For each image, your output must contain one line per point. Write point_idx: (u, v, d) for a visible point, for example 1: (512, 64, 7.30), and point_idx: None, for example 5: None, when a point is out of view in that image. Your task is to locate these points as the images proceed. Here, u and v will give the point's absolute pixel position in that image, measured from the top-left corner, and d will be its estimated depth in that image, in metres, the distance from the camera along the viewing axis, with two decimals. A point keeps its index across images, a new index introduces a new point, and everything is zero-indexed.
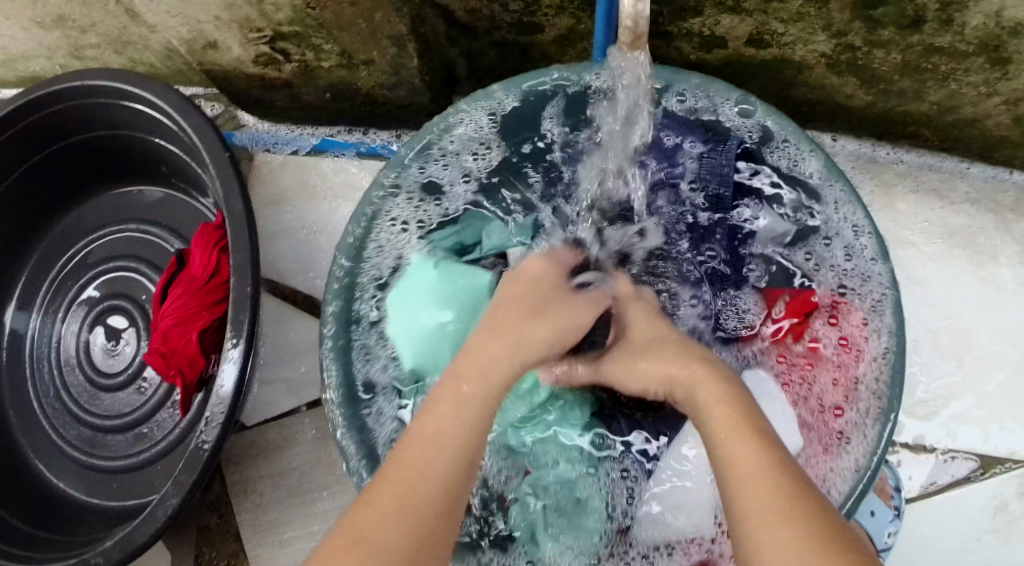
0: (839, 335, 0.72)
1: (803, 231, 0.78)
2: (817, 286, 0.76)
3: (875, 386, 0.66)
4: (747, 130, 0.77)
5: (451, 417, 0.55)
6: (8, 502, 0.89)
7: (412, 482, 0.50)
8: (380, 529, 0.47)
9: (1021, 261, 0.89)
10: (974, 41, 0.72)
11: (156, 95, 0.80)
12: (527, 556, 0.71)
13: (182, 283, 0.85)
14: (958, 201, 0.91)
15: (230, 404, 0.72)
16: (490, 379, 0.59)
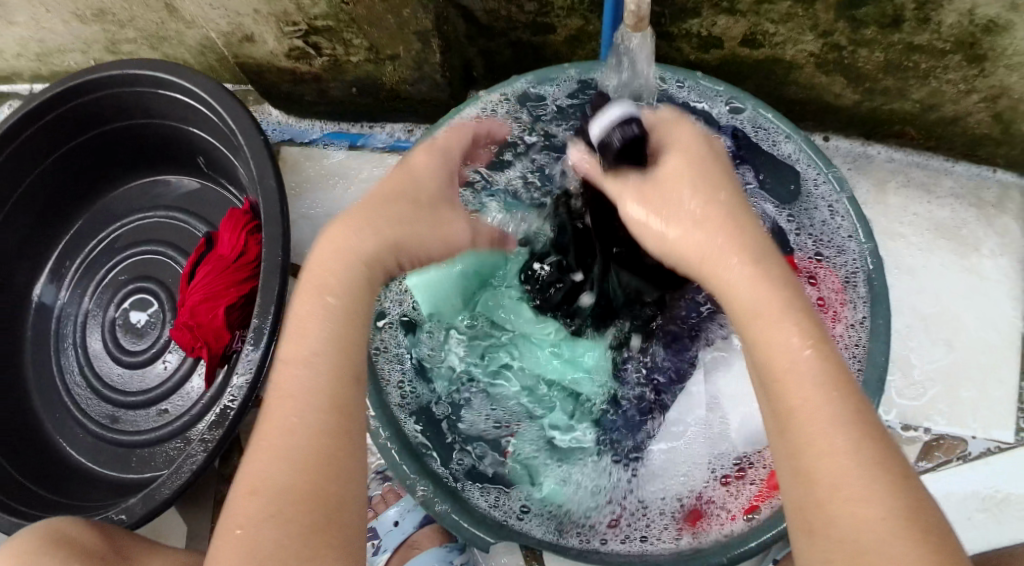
0: (817, 296, 0.81)
1: (786, 199, 0.85)
2: (796, 249, 0.84)
3: (853, 345, 0.76)
4: (738, 121, 0.84)
5: (314, 338, 0.49)
6: (32, 470, 0.93)
7: (292, 412, 0.47)
8: (269, 471, 0.46)
9: (1004, 253, 0.95)
10: (950, 39, 0.78)
11: (196, 84, 0.87)
12: (525, 500, 0.77)
13: (211, 262, 0.90)
14: (944, 196, 0.97)
15: (252, 375, 0.76)
16: (349, 285, 0.51)
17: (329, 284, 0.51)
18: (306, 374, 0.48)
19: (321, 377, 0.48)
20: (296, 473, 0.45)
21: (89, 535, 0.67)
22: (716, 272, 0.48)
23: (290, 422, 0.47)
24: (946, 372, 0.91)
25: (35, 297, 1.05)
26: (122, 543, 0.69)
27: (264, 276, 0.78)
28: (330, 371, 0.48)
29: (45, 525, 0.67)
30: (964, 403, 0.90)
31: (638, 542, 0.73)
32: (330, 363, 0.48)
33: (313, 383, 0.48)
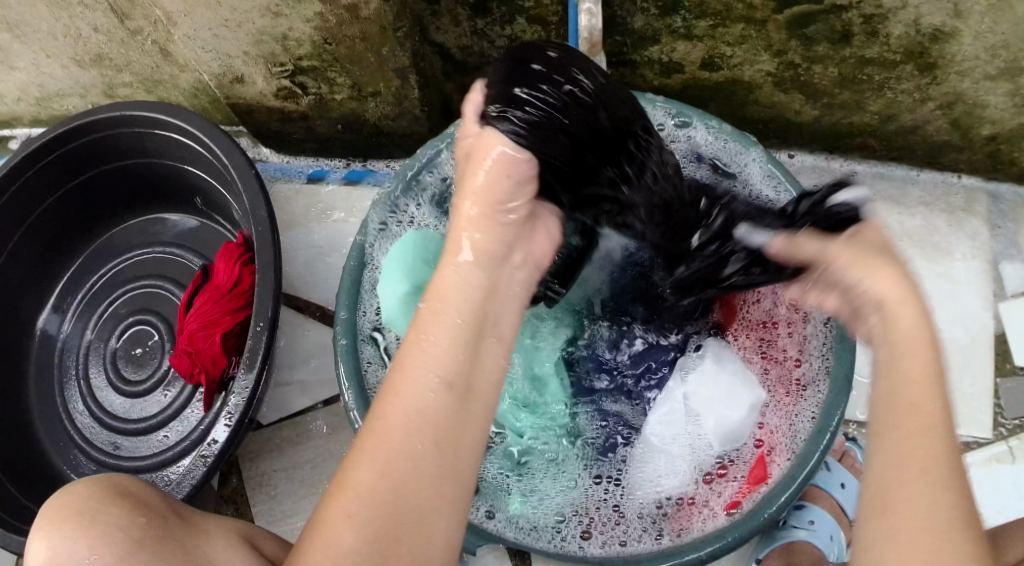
0: None
1: None
2: None
3: (823, 342, 0.79)
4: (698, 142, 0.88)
5: (404, 409, 0.52)
6: (38, 496, 0.98)
7: (380, 472, 0.50)
8: (344, 523, 0.49)
9: (974, 256, 0.99)
10: (900, 50, 0.83)
11: (190, 124, 0.92)
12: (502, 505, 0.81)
13: (208, 292, 0.94)
14: (913, 205, 1.02)
15: (248, 395, 0.81)
16: (446, 351, 0.55)
17: (419, 343, 0.55)
18: (390, 440, 0.51)
19: (403, 439, 0.51)
20: (367, 538, 0.49)
21: (149, 491, 0.66)
22: (898, 310, 0.57)
23: (368, 485, 0.50)
24: None
25: (40, 326, 1.09)
26: (179, 505, 0.67)
27: (259, 297, 0.82)
28: (417, 441, 0.51)
29: (106, 478, 0.65)
30: None
31: (617, 546, 0.78)
32: (412, 431, 0.52)
33: (397, 450, 0.51)
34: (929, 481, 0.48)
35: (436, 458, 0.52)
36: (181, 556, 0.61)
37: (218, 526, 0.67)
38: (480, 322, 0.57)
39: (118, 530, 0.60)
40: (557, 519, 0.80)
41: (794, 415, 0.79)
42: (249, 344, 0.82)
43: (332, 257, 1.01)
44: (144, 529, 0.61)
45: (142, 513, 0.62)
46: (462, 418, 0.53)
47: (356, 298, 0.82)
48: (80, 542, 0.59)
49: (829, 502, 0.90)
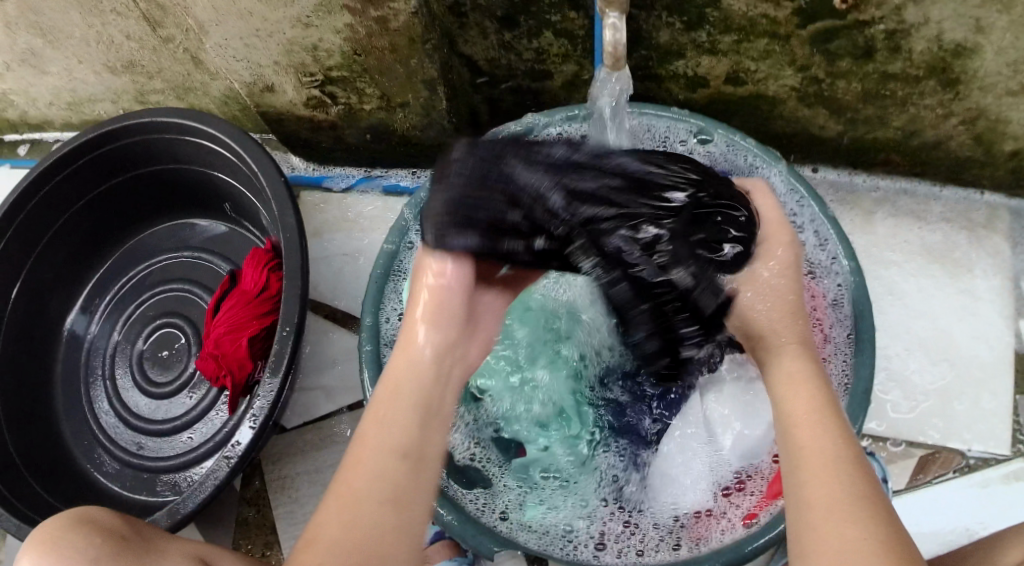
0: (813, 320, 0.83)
1: None
2: None
3: (843, 359, 0.79)
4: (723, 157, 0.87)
5: (365, 474, 0.54)
6: (62, 492, 0.99)
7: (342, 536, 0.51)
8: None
9: (995, 273, 0.99)
10: (923, 65, 0.84)
11: (221, 131, 0.94)
12: (516, 514, 0.82)
13: (235, 296, 0.96)
14: (934, 221, 1.02)
15: (273, 398, 0.82)
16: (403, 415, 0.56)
17: (373, 425, 0.56)
18: (354, 505, 0.52)
19: (359, 499, 0.53)
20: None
21: (109, 517, 0.67)
22: (771, 338, 0.61)
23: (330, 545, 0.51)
24: (939, 386, 0.96)
25: (67, 326, 1.11)
26: (139, 524, 0.69)
27: (286, 300, 0.84)
28: (371, 504, 0.52)
29: (69, 509, 0.67)
30: (957, 416, 0.94)
31: (633, 557, 0.79)
32: (368, 493, 0.53)
33: (355, 513, 0.52)
34: (844, 513, 0.48)
35: (395, 515, 0.53)
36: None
37: (175, 545, 0.69)
38: (432, 400, 0.58)
39: (74, 553, 0.62)
40: (570, 529, 0.81)
41: None
42: (275, 348, 0.83)
43: (358, 264, 1.02)
44: (101, 549, 0.63)
45: (99, 534, 0.64)
46: (418, 481, 0.54)
47: (380, 306, 0.83)
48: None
49: None
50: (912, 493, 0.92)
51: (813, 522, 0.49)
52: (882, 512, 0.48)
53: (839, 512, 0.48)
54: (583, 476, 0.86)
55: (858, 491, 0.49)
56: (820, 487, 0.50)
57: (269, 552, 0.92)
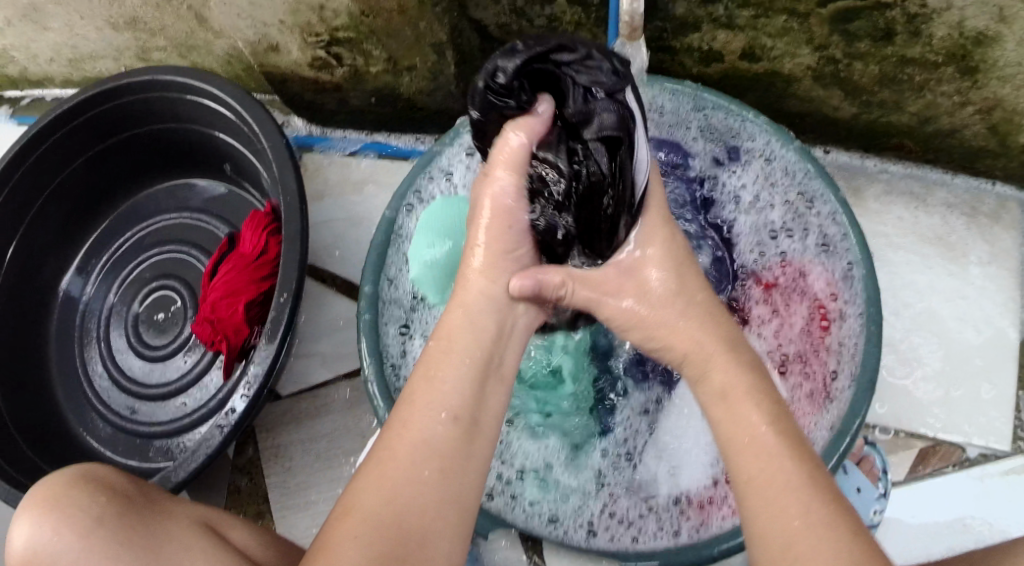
0: (825, 292, 0.82)
1: (789, 213, 0.86)
2: (793, 249, 0.85)
3: (855, 334, 0.78)
4: (714, 146, 0.89)
5: (413, 442, 0.53)
6: (53, 455, 0.98)
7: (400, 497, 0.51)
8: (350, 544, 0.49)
9: (992, 261, 0.98)
10: (942, 51, 0.82)
11: (223, 91, 0.92)
12: (510, 491, 0.82)
13: (233, 260, 0.94)
14: (934, 205, 1.00)
15: (268, 365, 0.80)
16: (455, 381, 0.56)
17: (417, 388, 0.56)
18: (401, 466, 0.52)
19: (409, 460, 0.52)
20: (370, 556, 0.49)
21: (118, 477, 0.68)
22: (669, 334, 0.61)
23: (365, 513, 0.51)
24: (937, 374, 0.94)
25: (62, 288, 1.10)
26: (146, 484, 0.69)
27: (283, 264, 0.82)
28: (427, 469, 0.52)
29: (71, 466, 0.67)
30: (956, 408, 0.93)
31: (628, 542, 0.78)
32: (415, 460, 0.52)
33: (407, 478, 0.52)
34: (805, 555, 0.48)
35: (441, 483, 0.52)
36: (141, 532, 0.64)
37: (184, 507, 0.68)
38: (490, 358, 0.58)
39: (80, 510, 0.63)
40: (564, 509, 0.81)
41: (811, 423, 0.78)
42: (271, 314, 0.81)
43: (358, 230, 1.00)
44: (105, 508, 0.63)
45: (104, 491, 0.64)
46: (467, 447, 0.54)
47: (381, 274, 0.82)
48: (44, 523, 0.63)
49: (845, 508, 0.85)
50: (908, 484, 0.91)
51: (773, 558, 0.49)
52: (843, 528, 0.49)
53: (801, 548, 0.48)
54: (576, 455, 0.84)
55: (809, 515, 0.49)
56: (776, 527, 0.50)
57: (261, 520, 0.92)
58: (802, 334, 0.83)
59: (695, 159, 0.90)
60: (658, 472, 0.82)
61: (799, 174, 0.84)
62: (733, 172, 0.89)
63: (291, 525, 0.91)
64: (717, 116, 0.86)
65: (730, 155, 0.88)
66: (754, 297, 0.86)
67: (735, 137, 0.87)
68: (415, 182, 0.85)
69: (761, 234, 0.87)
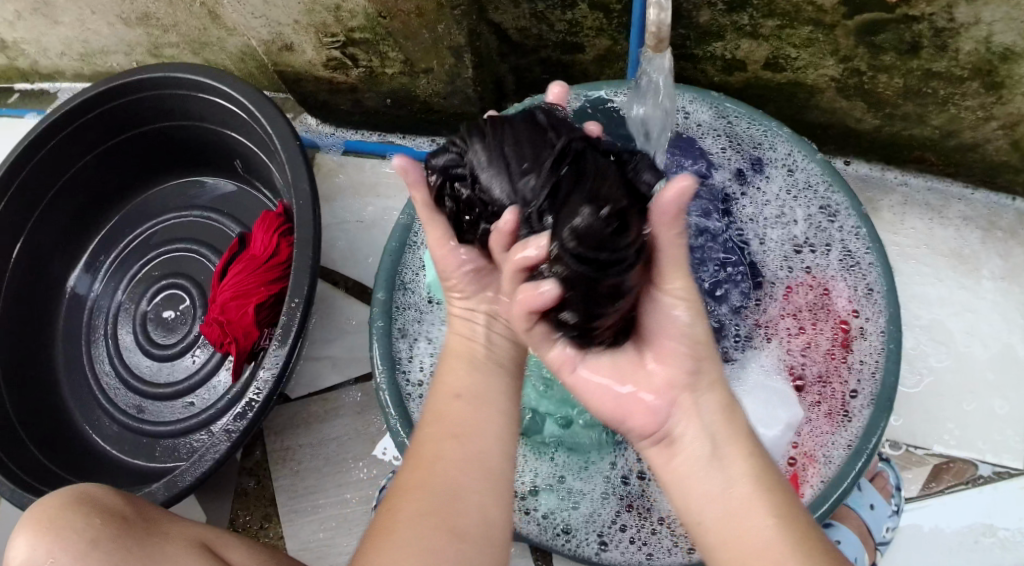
0: (847, 310, 0.80)
1: (813, 228, 0.84)
2: (814, 266, 0.84)
3: (875, 351, 0.76)
4: (738, 160, 0.88)
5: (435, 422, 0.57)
6: (58, 454, 0.97)
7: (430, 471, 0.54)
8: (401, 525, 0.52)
9: (1005, 275, 0.96)
10: (968, 66, 0.80)
11: (235, 89, 0.90)
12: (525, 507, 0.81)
13: (243, 261, 0.92)
14: (951, 217, 0.98)
15: (279, 369, 0.78)
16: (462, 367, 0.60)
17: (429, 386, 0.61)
18: (422, 450, 0.56)
19: (428, 441, 0.56)
20: (411, 525, 0.52)
21: (111, 496, 0.66)
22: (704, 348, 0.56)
23: (407, 491, 0.54)
24: (953, 389, 0.92)
25: (70, 285, 1.09)
26: (140, 503, 0.68)
27: (295, 268, 0.80)
28: (447, 445, 0.56)
29: (68, 487, 0.67)
30: (975, 427, 0.91)
31: (640, 558, 0.76)
32: (436, 441, 0.56)
33: (433, 459, 0.55)
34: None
35: (460, 448, 0.55)
36: (135, 556, 0.62)
37: (180, 527, 0.67)
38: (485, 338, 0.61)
39: (72, 532, 0.62)
40: (577, 524, 0.79)
41: (827, 442, 0.75)
42: (283, 318, 0.79)
43: (371, 232, 0.99)
44: (99, 530, 0.62)
45: (98, 515, 0.63)
46: (478, 415, 0.57)
47: (394, 281, 0.80)
48: (38, 547, 0.62)
49: (856, 522, 0.86)
50: (923, 501, 0.89)
51: None
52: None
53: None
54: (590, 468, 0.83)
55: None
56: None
57: (268, 524, 0.90)
58: (824, 352, 0.80)
59: (718, 170, 0.89)
60: None
61: (821, 190, 0.83)
62: (759, 185, 0.88)
63: (297, 529, 0.89)
64: (740, 126, 0.86)
65: (754, 168, 0.87)
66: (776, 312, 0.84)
67: (757, 148, 0.86)
68: None
69: (786, 249, 0.86)
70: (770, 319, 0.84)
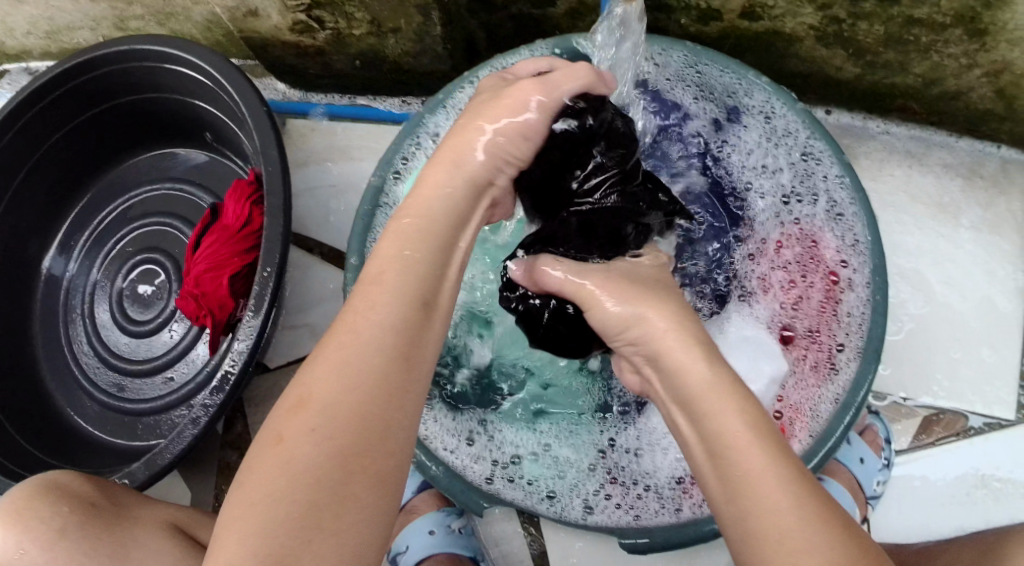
0: (833, 263, 0.79)
1: (799, 177, 0.82)
2: (801, 212, 0.82)
3: (861, 305, 0.75)
4: (713, 111, 0.86)
5: (372, 322, 0.50)
6: (40, 436, 0.96)
7: (355, 390, 0.47)
8: (306, 440, 0.45)
9: (984, 224, 0.95)
10: (950, 12, 0.78)
11: (200, 57, 0.88)
12: (509, 474, 0.79)
13: (216, 232, 0.90)
14: (931, 164, 0.97)
15: (255, 339, 0.77)
16: (414, 264, 0.52)
17: (380, 275, 0.52)
18: (353, 357, 0.48)
19: (374, 354, 0.48)
20: (338, 449, 0.45)
21: (83, 483, 0.67)
22: None
23: (320, 403, 0.47)
24: (937, 338, 0.92)
25: (45, 267, 1.07)
26: (115, 488, 0.68)
27: (266, 238, 0.78)
28: (372, 361, 0.48)
29: (37, 474, 0.67)
30: (963, 379, 0.90)
31: (630, 518, 0.76)
32: (366, 348, 0.48)
33: (357, 368, 0.48)
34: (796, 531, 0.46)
35: (401, 374, 0.49)
36: (108, 540, 0.63)
37: (152, 509, 0.68)
38: (452, 239, 0.55)
39: (42, 521, 0.63)
40: (564, 490, 0.78)
41: (815, 396, 0.75)
42: (255, 288, 0.78)
43: (346, 196, 0.97)
44: (67, 517, 0.63)
45: (66, 501, 0.64)
46: (425, 335, 0.51)
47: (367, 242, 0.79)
48: (7, 537, 0.63)
49: (846, 477, 0.86)
50: (912, 454, 0.89)
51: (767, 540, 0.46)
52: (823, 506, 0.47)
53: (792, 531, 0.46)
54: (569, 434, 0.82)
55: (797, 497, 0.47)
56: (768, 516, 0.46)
57: None
58: (816, 305, 0.79)
59: (693, 120, 0.87)
60: (655, 454, 0.79)
61: (802, 140, 0.80)
62: (738, 134, 0.86)
63: None
64: (719, 75, 0.82)
65: (730, 117, 0.85)
66: (767, 265, 0.83)
67: (733, 96, 0.84)
68: (399, 148, 0.82)
69: (776, 200, 0.84)
70: (756, 271, 0.84)
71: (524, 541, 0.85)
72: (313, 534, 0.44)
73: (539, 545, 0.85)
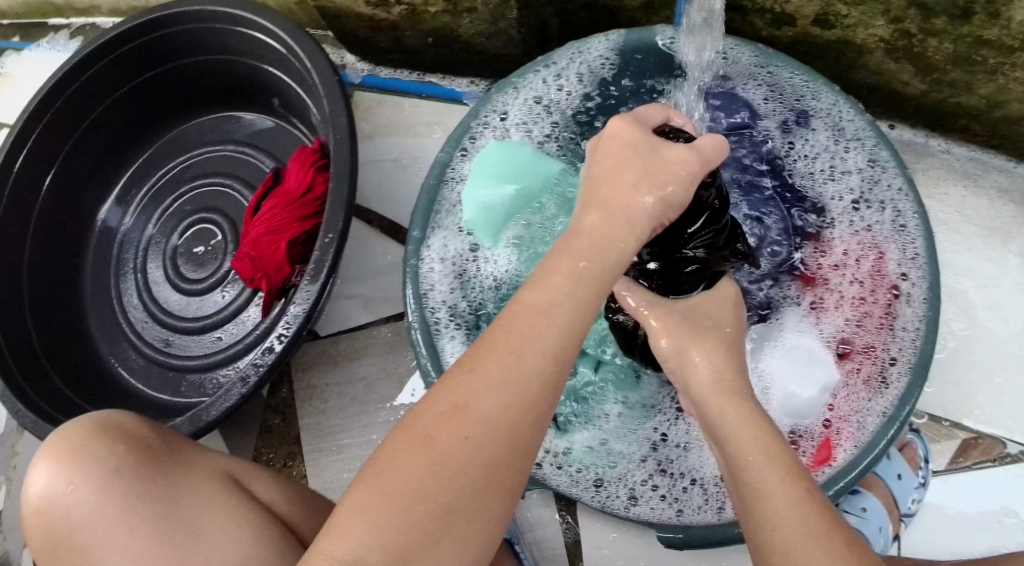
0: (891, 278, 0.79)
1: (863, 188, 0.82)
2: (863, 221, 0.82)
3: (914, 320, 0.76)
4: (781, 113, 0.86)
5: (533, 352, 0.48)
6: (83, 384, 0.98)
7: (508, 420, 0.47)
8: (456, 455, 0.46)
9: None
10: (1020, 36, 0.78)
11: (272, 22, 0.89)
12: (556, 462, 0.80)
13: (277, 197, 0.92)
14: (984, 185, 0.97)
15: (310, 305, 0.78)
16: (584, 298, 0.50)
17: (553, 306, 0.49)
18: (513, 384, 0.47)
19: (528, 385, 0.48)
20: (480, 465, 0.46)
21: (138, 427, 0.68)
22: None
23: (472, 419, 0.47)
24: (983, 362, 0.91)
25: (100, 219, 1.09)
26: (169, 435, 0.70)
27: (331, 202, 0.80)
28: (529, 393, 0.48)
29: (91, 414, 0.69)
30: (1005, 407, 0.90)
31: (673, 516, 0.77)
32: (526, 378, 0.48)
33: (514, 397, 0.47)
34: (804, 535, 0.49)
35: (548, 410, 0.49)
36: (162, 482, 0.65)
37: (204, 458, 0.69)
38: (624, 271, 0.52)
39: (96, 460, 0.65)
40: (613, 483, 0.79)
41: (863, 408, 0.75)
42: (315, 255, 0.79)
43: (409, 171, 0.98)
44: (121, 459, 0.65)
45: (122, 443, 0.66)
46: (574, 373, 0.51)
47: (430, 214, 0.81)
48: (58, 474, 0.65)
49: (883, 492, 0.88)
50: (948, 475, 0.89)
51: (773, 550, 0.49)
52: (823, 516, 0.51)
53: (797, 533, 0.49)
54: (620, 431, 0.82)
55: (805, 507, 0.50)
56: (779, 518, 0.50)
57: (291, 462, 0.91)
58: (876, 322, 0.78)
59: (763, 121, 0.86)
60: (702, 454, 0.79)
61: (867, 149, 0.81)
62: (804, 139, 0.85)
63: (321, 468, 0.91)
64: (789, 78, 0.83)
65: (798, 120, 0.85)
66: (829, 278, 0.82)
67: (801, 100, 0.84)
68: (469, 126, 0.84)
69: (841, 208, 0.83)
70: (817, 282, 0.82)
71: (558, 529, 0.86)
72: (442, 536, 0.45)
73: (574, 533, 0.86)
